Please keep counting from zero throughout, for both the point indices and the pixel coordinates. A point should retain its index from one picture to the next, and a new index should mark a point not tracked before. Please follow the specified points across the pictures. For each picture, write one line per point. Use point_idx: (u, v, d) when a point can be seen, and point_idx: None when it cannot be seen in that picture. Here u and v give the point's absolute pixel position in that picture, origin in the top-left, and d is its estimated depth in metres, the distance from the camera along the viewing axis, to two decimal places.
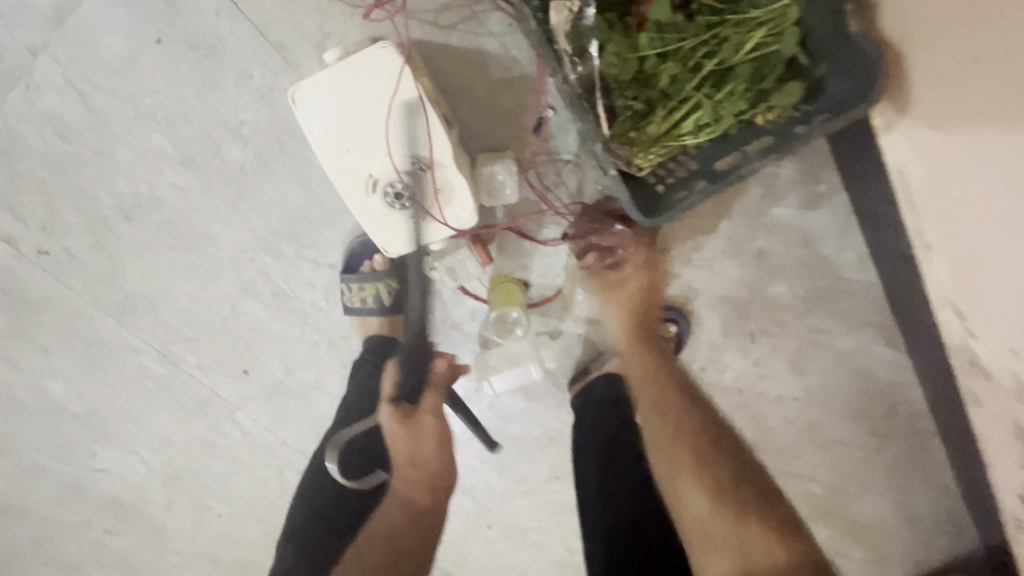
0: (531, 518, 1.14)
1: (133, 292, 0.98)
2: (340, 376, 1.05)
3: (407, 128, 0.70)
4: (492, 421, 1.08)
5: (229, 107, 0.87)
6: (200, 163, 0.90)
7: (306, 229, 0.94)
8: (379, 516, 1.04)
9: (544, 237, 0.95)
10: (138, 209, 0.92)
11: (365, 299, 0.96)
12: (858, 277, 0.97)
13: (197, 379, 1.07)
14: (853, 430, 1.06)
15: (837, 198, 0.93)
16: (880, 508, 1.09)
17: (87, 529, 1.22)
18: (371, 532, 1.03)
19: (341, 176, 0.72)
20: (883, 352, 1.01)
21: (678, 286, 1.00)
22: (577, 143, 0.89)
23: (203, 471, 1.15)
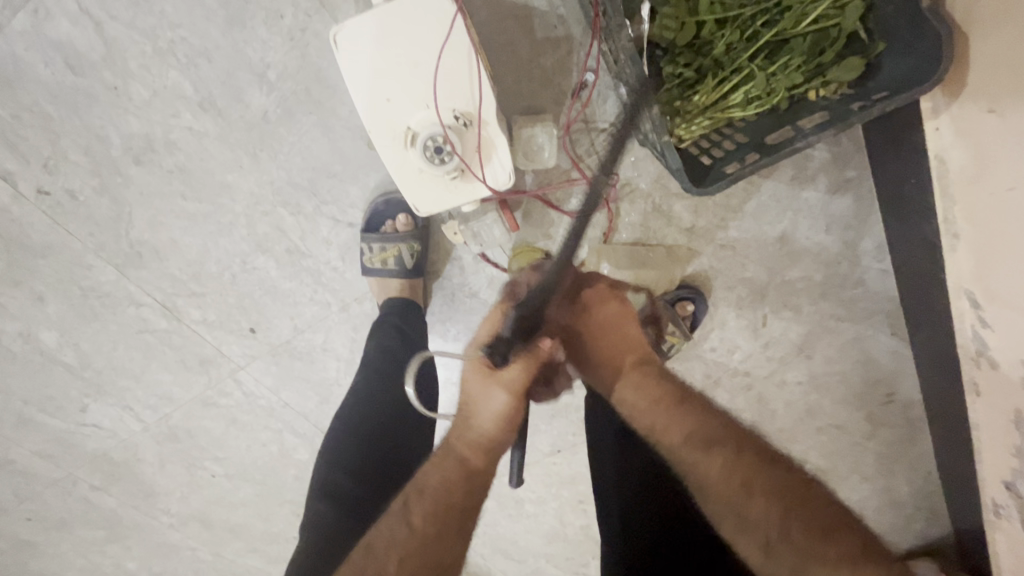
0: (530, 490, 1.15)
1: (139, 241, 0.94)
2: (350, 339, 1.02)
3: (454, 81, 0.68)
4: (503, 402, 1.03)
5: (257, 48, 0.82)
6: (221, 108, 0.85)
7: (328, 184, 0.90)
8: (418, 486, 0.69)
9: (572, 208, 0.93)
10: (150, 152, 0.88)
11: (387, 261, 0.92)
12: (873, 265, 0.99)
13: (201, 336, 1.03)
14: (852, 415, 1.08)
15: (864, 184, 0.94)
16: (866, 494, 1.12)
17: (74, 485, 1.18)
18: (409, 511, 0.67)
19: (378, 127, 0.69)
20: (887, 340, 1.03)
21: (699, 264, 0.99)
22: (615, 111, 0.88)
23: (201, 430, 1.13)
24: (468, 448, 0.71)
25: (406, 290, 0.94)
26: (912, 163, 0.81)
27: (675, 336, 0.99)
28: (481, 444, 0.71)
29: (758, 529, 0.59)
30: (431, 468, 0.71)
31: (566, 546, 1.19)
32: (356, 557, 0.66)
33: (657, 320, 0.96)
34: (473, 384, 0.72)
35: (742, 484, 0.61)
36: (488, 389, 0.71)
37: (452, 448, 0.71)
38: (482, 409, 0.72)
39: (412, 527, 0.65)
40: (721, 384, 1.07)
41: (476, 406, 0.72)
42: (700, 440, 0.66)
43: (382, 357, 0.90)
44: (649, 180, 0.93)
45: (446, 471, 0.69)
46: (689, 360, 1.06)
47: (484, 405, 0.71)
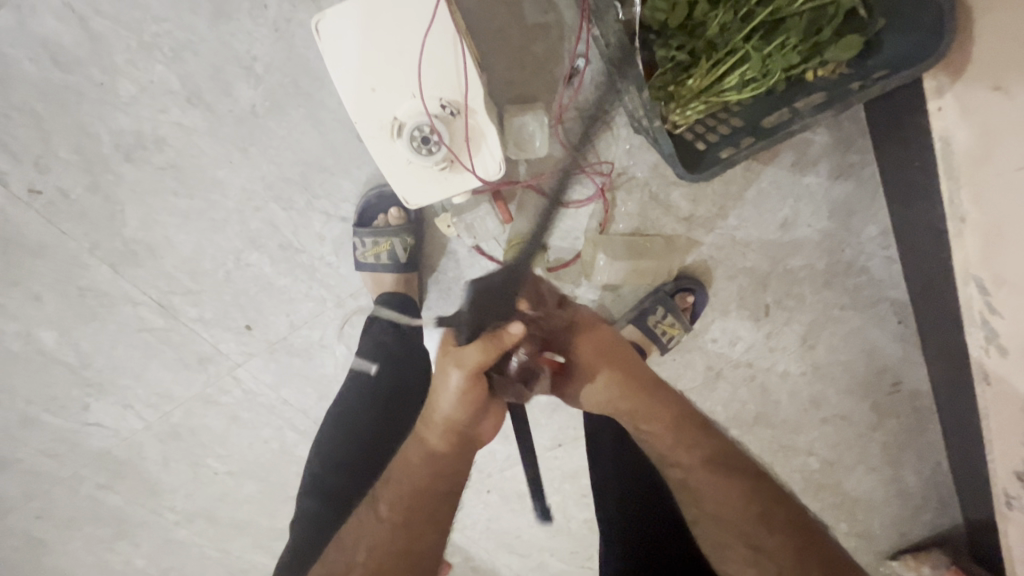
0: (531, 485, 1.15)
1: (132, 238, 0.94)
2: (347, 334, 1.02)
3: (440, 68, 0.66)
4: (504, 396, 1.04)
5: (243, 40, 0.81)
6: (209, 102, 0.84)
7: (319, 178, 0.89)
8: (389, 474, 0.69)
9: (567, 198, 0.92)
10: (140, 149, 0.87)
11: (380, 255, 0.91)
12: (878, 252, 0.96)
13: (198, 334, 1.03)
14: (859, 406, 1.06)
15: (867, 168, 0.91)
16: (875, 485, 1.10)
17: (80, 484, 1.19)
18: (378, 504, 0.67)
19: (365, 117, 0.68)
20: (894, 329, 1.01)
21: (698, 254, 0.97)
22: (609, 98, 0.86)
23: (202, 428, 1.13)
24: (432, 435, 0.66)
25: (400, 284, 0.93)
26: (916, 146, 0.79)
27: (674, 328, 0.97)
28: (443, 429, 0.66)
29: (773, 564, 0.64)
30: (400, 460, 0.69)
31: (570, 540, 1.18)
32: (333, 553, 0.68)
33: (657, 312, 0.96)
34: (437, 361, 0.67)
35: (759, 517, 0.66)
36: (443, 371, 0.65)
37: (418, 437, 0.68)
38: (443, 393, 0.65)
39: (380, 520, 0.66)
40: (724, 376, 1.05)
41: (437, 390, 0.66)
42: (727, 470, 0.69)
43: (376, 356, 0.88)
44: (646, 168, 0.91)
45: (411, 460, 0.67)
46: (691, 351, 1.04)
47: (441, 391, 0.65)
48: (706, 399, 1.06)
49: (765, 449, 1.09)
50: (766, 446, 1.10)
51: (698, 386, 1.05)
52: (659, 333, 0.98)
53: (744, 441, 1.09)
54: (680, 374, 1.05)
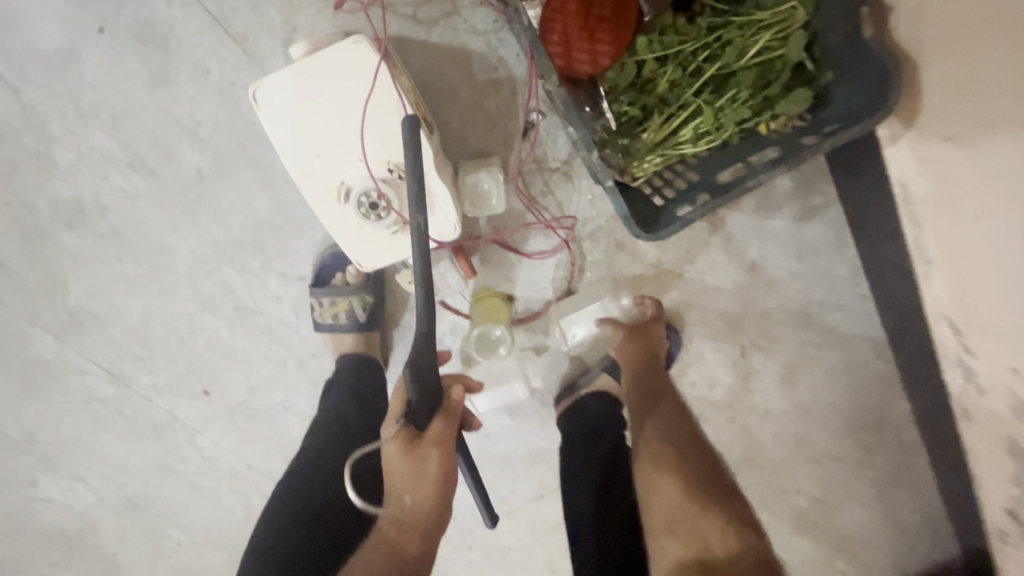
0: (514, 539, 1.09)
1: (76, 308, 0.89)
2: (310, 395, 0.97)
3: (385, 133, 0.64)
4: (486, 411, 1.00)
5: (185, 105, 0.79)
6: (152, 167, 0.81)
7: (272, 239, 0.86)
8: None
9: (530, 250, 0.90)
10: (81, 217, 0.84)
11: (338, 315, 0.87)
12: (850, 289, 0.95)
13: (150, 402, 0.98)
14: (843, 444, 1.03)
15: (831, 208, 0.90)
16: (868, 522, 1.06)
17: (32, 563, 1.12)
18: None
19: (309, 181, 0.66)
20: (872, 365, 0.99)
21: (669, 299, 0.95)
22: (566, 150, 0.85)
23: (160, 499, 1.06)
24: (397, 533, 0.62)
25: (361, 345, 0.89)
26: (875, 189, 0.78)
27: None
28: (412, 525, 0.62)
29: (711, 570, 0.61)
30: (359, 558, 0.62)
31: None
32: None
33: None
34: (397, 459, 0.64)
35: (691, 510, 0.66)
36: (415, 462, 0.64)
37: (380, 537, 0.62)
38: (418, 481, 0.63)
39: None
40: (705, 419, 1.02)
41: (407, 478, 0.63)
42: (672, 520, 0.66)
43: (323, 442, 0.80)
44: (609, 218, 0.89)
45: (377, 557, 0.60)
46: None
47: (409, 478, 0.63)
48: None
49: (752, 491, 1.06)
50: (754, 487, 1.07)
51: None
52: None
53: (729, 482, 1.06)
54: None
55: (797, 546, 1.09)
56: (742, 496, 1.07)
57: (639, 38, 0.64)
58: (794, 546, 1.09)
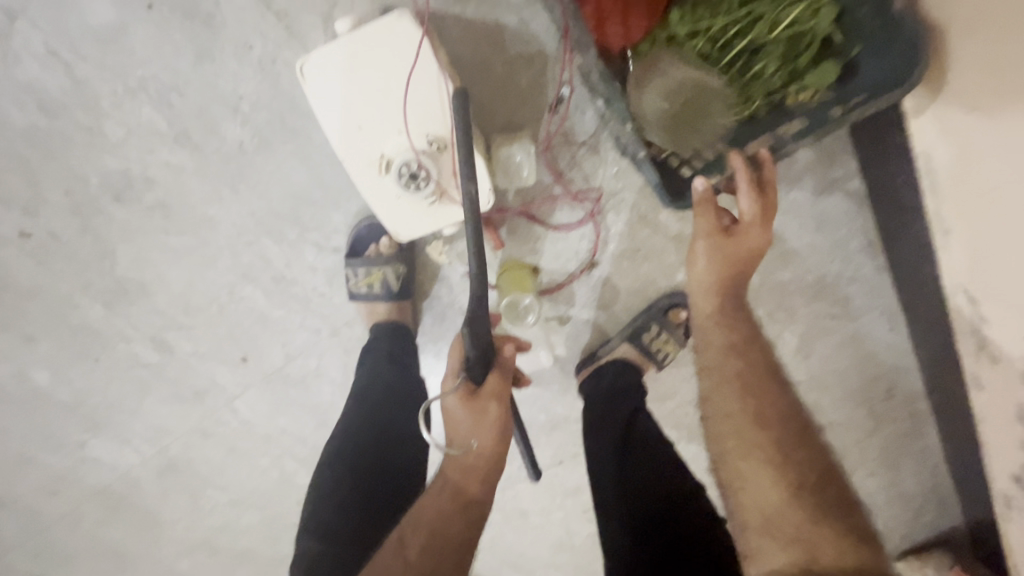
0: (534, 502, 1.14)
1: (123, 277, 0.94)
2: (343, 363, 1.01)
3: (425, 106, 0.67)
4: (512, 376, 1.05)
5: (227, 80, 0.82)
6: (195, 141, 0.85)
7: (309, 211, 0.90)
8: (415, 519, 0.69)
9: (557, 222, 0.93)
10: (129, 189, 0.87)
11: (372, 285, 0.91)
12: (867, 262, 0.97)
13: (193, 368, 1.03)
14: (855, 413, 1.06)
15: (852, 182, 0.93)
16: (875, 488, 1.10)
17: (80, 519, 1.19)
18: (405, 540, 0.67)
19: (352, 153, 0.69)
20: (886, 336, 1.01)
21: (689, 271, 0.97)
22: (594, 123, 0.88)
23: (200, 460, 1.12)
24: (462, 476, 0.71)
25: (393, 313, 0.93)
26: (898, 161, 0.80)
27: (668, 344, 0.98)
28: (474, 467, 0.72)
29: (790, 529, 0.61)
30: (428, 500, 0.70)
31: (573, 556, 1.17)
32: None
33: (651, 329, 0.97)
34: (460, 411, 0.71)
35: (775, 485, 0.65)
36: (477, 415, 0.71)
37: (446, 481, 0.71)
38: (479, 431, 0.71)
39: (408, 548, 0.66)
40: None
41: (471, 428, 0.71)
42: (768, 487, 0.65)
43: (366, 401, 0.85)
44: (634, 191, 0.91)
45: (443, 502, 0.69)
46: (687, 366, 1.05)
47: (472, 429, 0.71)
48: (703, 412, 1.07)
49: None
50: None
51: (695, 400, 1.06)
52: (654, 349, 0.98)
53: None
54: (678, 388, 1.06)
55: None
56: None
57: (671, 13, 0.66)
58: None
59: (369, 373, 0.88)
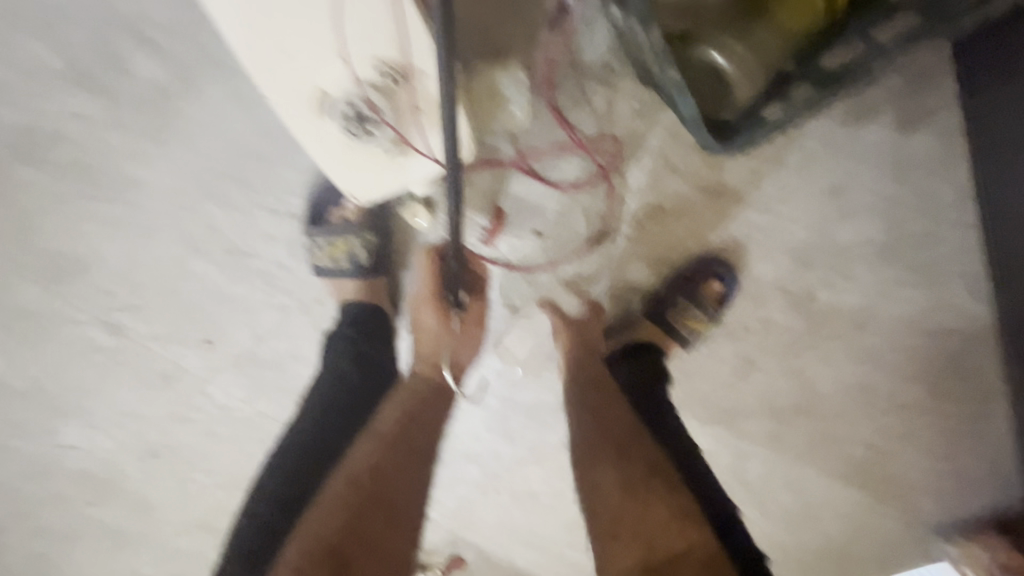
0: (543, 489, 0.99)
1: (49, 251, 0.80)
2: (318, 346, 0.87)
3: (365, 13, 0.47)
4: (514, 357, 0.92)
5: (149, 11, 0.70)
6: (114, 86, 0.71)
7: (258, 169, 0.74)
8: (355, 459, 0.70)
9: (559, 180, 0.77)
10: (38, 147, 0.74)
11: (337, 258, 0.76)
12: (948, 214, 0.78)
13: (146, 353, 0.89)
14: (920, 391, 0.86)
15: (938, 114, 0.76)
16: (927, 472, 0.88)
17: (42, 517, 1.05)
18: (352, 477, 0.69)
19: (276, 87, 0.51)
20: (968, 305, 0.82)
21: (726, 232, 0.79)
22: (608, 45, 0.72)
23: (176, 446, 1.02)
24: (441, 388, 0.76)
25: (365, 291, 0.77)
26: None
27: (699, 322, 0.81)
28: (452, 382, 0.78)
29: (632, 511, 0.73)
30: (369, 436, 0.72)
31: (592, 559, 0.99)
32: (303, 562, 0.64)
33: (677, 303, 0.81)
34: (439, 327, 0.76)
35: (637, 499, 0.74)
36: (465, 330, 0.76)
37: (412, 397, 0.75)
38: (461, 347, 0.78)
39: (350, 487, 0.68)
40: (762, 368, 0.85)
41: (452, 347, 0.76)
42: (628, 488, 0.75)
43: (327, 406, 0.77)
44: (659, 133, 0.75)
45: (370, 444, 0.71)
46: (720, 342, 0.84)
47: (450, 344, 0.76)
48: (742, 398, 0.87)
49: (821, 455, 0.87)
50: (822, 450, 0.87)
51: (728, 384, 0.84)
52: (680, 327, 0.82)
53: (790, 442, 0.89)
54: (710, 371, 0.85)
55: (874, 523, 0.88)
56: (808, 457, 0.90)
57: None
58: (869, 522, 0.88)
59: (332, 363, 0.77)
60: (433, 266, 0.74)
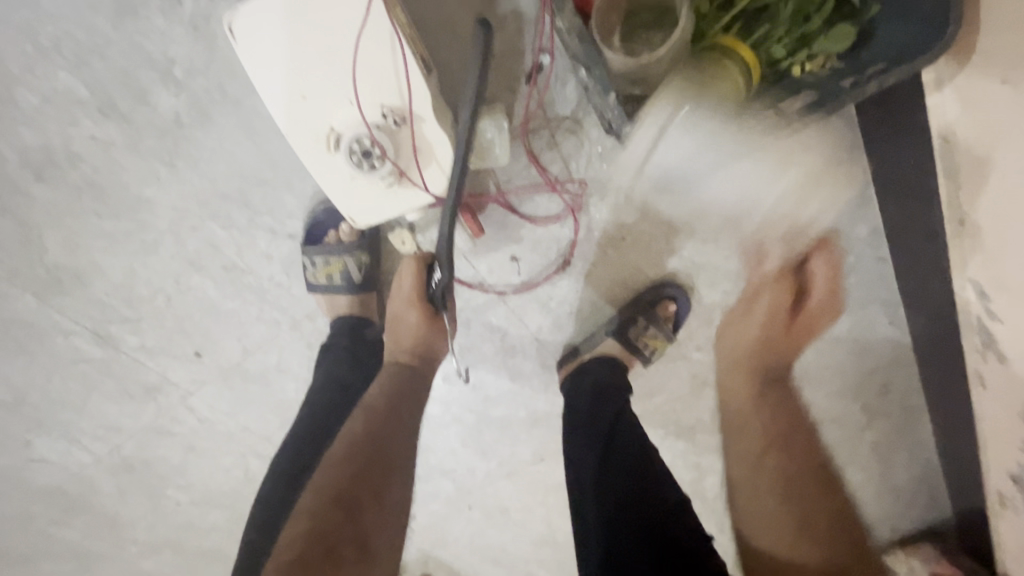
0: (514, 498, 1.07)
1: (55, 265, 0.85)
2: (306, 358, 0.93)
3: (377, 72, 0.58)
4: (489, 371, 0.99)
5: (157, 42, 0.74)
6: (124, 112, 0.77)
7: (259, 193, 0.81)
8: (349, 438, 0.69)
9: (533, 212, 0.86)
10: (50, 166, 0.79)
11: (332, 276, 0.82)
12: (868, 252, 0.91)
13: (141, 363, 0.94)
14: (847, 408, 1.00)
15: (857, 165, 0.86)
16: (863, 483, 1.04)
17: (33, 520, 1.09)
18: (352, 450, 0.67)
19: (296, 128, 0.60)
20: (883, 329, 0.95)
21: (679, 261, 0.91)
22: (575, 96, 0.80)
23: (157, 459, 1.03)
24: (418, 378, 0.78)
25: (356, 306, 0.85)
26: (907, 141, 0.73)
27: (657, 340, 0.92)
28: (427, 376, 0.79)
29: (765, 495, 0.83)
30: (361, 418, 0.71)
31: (557, 551, 1.10)
32: (304, 532, 0.61)
33: (639, 322, 0.91)
34: (416, 324, 0.78)
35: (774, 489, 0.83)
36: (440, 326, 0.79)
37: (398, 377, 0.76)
38: (433, 342, 0.80)
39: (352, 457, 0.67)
40: (709, 382, 0.99)
41: (428, 341, 0.79)
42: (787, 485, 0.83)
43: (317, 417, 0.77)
44: (622, 173, 0.84)
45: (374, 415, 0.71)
46: (675, 361, 0.98)
47: (425, 338, 0.78)
48: (692, 407, 1.00)
49: None
50: None
51: (683, 394, 0.99)
52: (640, 344, 0.92)
53: None
54: (663, 382, 0.99)
55: None
56: None
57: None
58: None
59: (326, 373, 0.80)
60: (419, 269, 0.78)
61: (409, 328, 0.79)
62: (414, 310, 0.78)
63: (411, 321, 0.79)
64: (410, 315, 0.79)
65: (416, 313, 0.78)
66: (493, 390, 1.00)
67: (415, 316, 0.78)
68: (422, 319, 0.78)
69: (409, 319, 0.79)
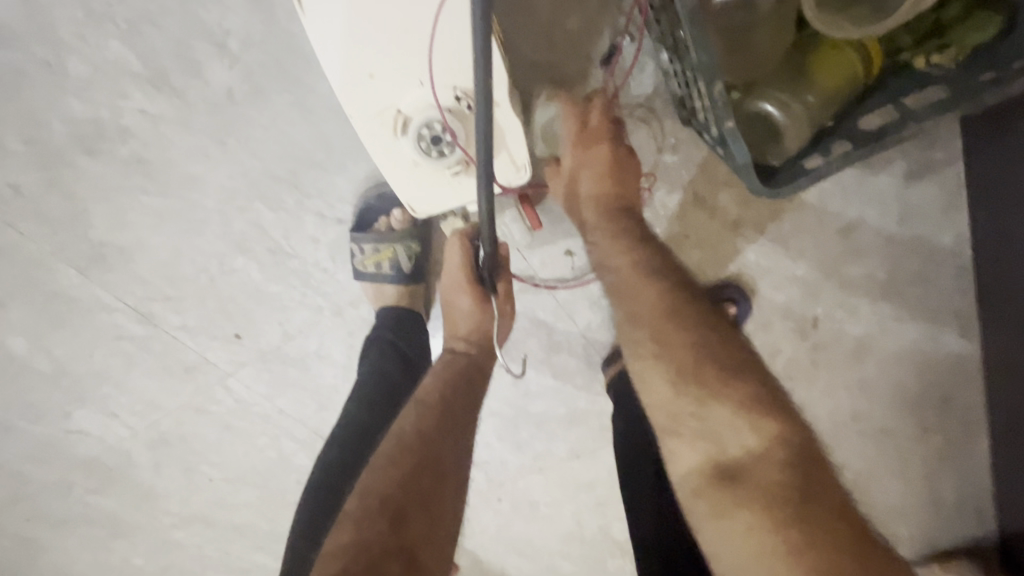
0: (546, 495, 1.04)
1: (100, 240, 0.83)
2: (347, 346, 0.90)
3: (453, 49, 0.53)
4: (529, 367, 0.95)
5: (214, 11, 0.71)
6: (176, 85, 0.74)
7: (309, 174, 0.78)
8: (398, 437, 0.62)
9: None
10: (100, 139, 0.77)
11: (381, 264, 0.79)
12: (949, 261, 0.84)
13: (181, 342, 0.92)
14: (901, 421, 0.93)
15: (950, 167, 0.79)
16: (908, 501, 0.96)
17: (69, 488, 1.10)
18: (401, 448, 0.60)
19: (361, 108, 0.56)
20: (954, 344, 0.88)
21: (742, 262, 0.85)
22: (652, 84, 0.75)
23: (192, 437, 1.02)
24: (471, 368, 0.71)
25: (403, 296, 0.81)
26: None
27: None
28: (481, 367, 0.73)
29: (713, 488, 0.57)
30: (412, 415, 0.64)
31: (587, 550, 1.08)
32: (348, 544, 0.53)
33: None
34: (467, 308, 0.72)
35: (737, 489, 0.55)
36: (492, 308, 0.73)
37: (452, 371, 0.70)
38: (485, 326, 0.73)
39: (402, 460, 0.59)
40: None
41: (481, 325, 0.73)
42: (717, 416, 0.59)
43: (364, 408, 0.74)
44: (690, 167, 0.79)
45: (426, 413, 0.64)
46: None
47: (478, 322, 0.72)
48: None
49: None
50: None
51: None
52: None
53: None
54: None
55: None
56: None
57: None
58: None
59: (373, 364, 0.77)
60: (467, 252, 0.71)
61: (461, 314, 0.73)
62: (464, 293, 0.72)
63: (463, 305, 0.73)
64: (459, 299, 0.73)
65: (467, 296, 0.72)
66: (534, 386, 0.97)
67: (466, 300, 0.72)
68: (472, 303, 0.72)
69: (461, 304, 0.73)
